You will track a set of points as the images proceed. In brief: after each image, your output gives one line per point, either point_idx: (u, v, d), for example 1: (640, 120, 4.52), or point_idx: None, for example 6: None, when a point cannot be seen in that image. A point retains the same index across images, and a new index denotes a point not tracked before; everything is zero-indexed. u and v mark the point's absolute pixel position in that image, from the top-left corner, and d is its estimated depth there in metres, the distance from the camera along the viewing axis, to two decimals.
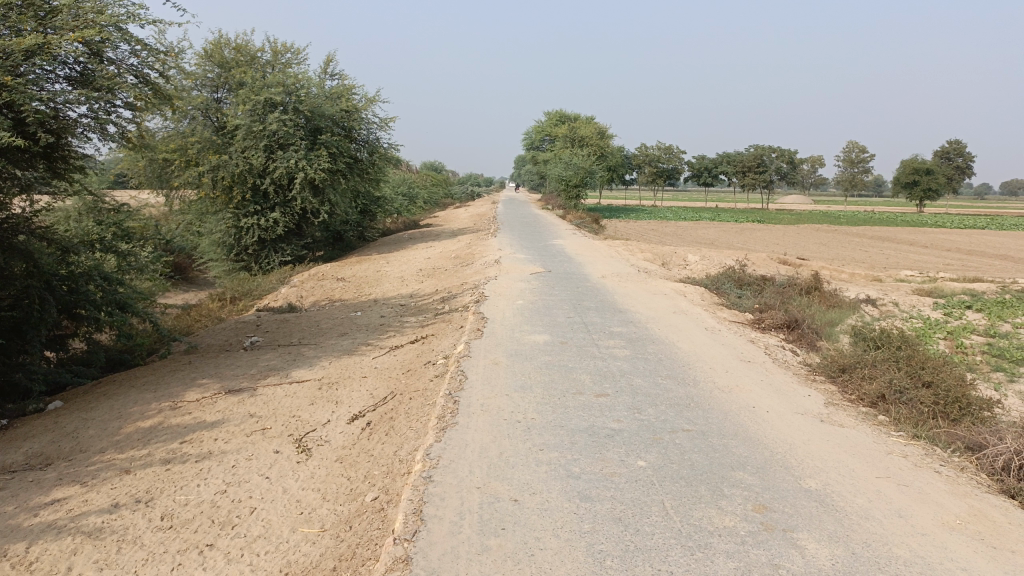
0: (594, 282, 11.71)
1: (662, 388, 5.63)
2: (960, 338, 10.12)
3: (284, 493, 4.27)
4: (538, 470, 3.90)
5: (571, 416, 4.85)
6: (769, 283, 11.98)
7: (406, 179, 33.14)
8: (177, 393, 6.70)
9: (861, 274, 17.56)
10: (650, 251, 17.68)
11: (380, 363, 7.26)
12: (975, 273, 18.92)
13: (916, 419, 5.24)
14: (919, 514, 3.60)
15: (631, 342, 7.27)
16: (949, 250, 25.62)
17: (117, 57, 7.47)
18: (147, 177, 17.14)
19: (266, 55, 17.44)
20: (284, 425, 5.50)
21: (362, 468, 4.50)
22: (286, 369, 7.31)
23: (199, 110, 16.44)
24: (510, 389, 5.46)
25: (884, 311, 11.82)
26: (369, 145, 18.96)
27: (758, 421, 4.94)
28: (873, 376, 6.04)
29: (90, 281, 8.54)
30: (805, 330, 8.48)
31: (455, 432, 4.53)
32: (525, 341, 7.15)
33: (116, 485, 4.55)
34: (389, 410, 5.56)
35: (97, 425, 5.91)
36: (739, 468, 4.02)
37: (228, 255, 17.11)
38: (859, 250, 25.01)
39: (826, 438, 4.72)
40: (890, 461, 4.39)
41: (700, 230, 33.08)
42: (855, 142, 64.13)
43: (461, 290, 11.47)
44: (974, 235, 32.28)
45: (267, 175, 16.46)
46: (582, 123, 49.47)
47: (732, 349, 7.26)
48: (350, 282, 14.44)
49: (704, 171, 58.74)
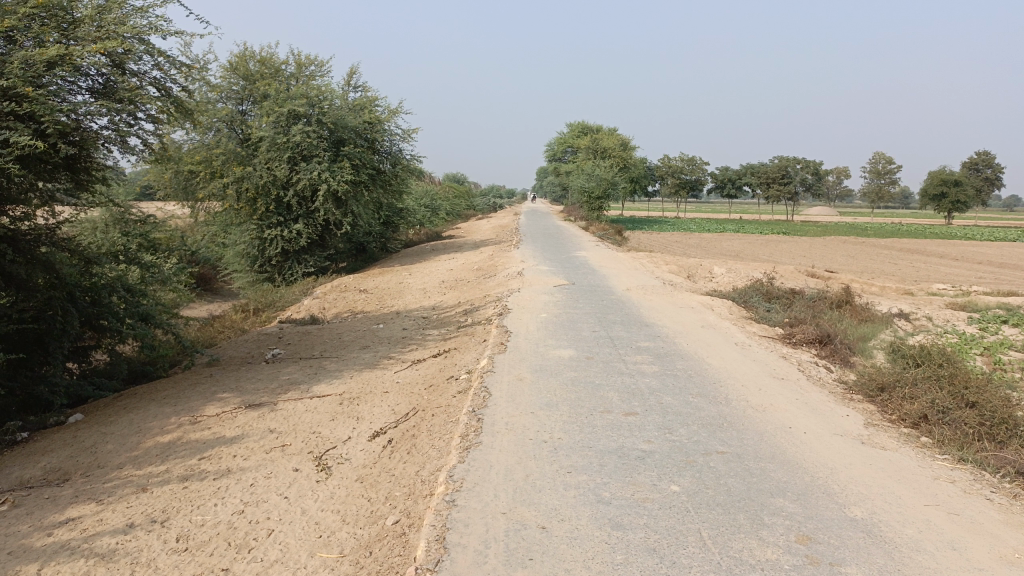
0: (619, 295, 11.52)
1: (693, 406, 5.43)
2: (998, 353, 9.81)
3: (303, 514, 4.13)
4: (566, 495, 3.72)
5: (600, 436, 4.66)
6: (798, 296, 11.70)
7: (429, 191, 33.20)
8: (197, 406, 6.60)
9: (892, 287, 17.18)
10: (674, 263, 17.47)
11: (401, 377, 7.12)
12: (1009, 286, 18.46)
13: (960, 441, 4.99)
14: (973, 546, 3.36)
15: (658, 357, 7.08)
16: (981, 263, 25.06)
17: (139, 68, 7.43)
18: (173, 189, 17.23)
19: (290, 67, 17.53)
20: (303, 442, 5.37)
21: (383, 489, 4.34)
22: (307, 383, 7.20)
23: (224, 122, 16.45)
24: (535, 407, 5.29)
25: (917, 326, 11.51)
26: (392, 156, 18.94)
27: (796, 444, 4.72)
28: (913, 396, 5.80)
29: (113, 292, 8.53)
30: (837, 345, 8.24)
31: (480, 451, 4.37)
32: (550, 355, 6.98)
33: (132, 504, 4.44)
34: (411, 427, 5.42)
35: (116, 439, 5.82)
36: (778, 494, 3.82)
37: (251, 266, 17.11)
38: (888, 262, 24.58)
39: (869, 462, 4.48)
40: (938, 487, 4.15)
41: (723, 241, 32.73)
42: (882, 153, 63.52)
43: (484, 302, 11.35)
44: (1006, 247, 31.59)
45: (291, 187, 16.47)
46: (604, 134, 49.32)
47: (763, 365, 7.03)
48: (372, 294, 14.35)
49: (728, 182, 58.30)
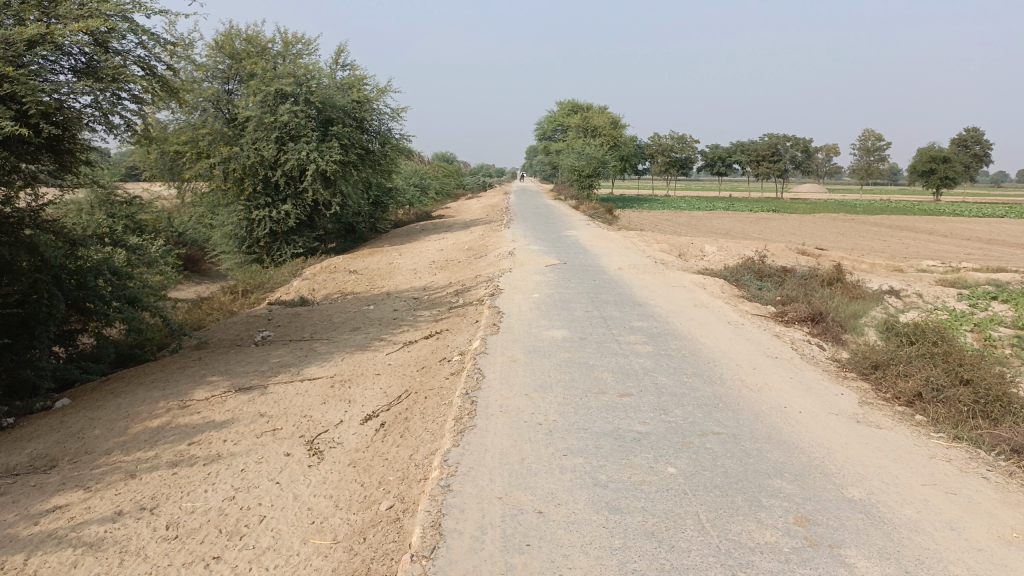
0: (611, 274, 11.46)
1: (688, 387, 5.39)
2: (988, 330, 9.81)
3: (295, 500, 4.07)
4: (562, 478, 3.68)
5: (594, 418, 4.61)
6: (789, 274, 11.67)
7: (418, 170, 32.95)
8: (186, 391, 6.51)
9: (882, 264, 17.19)
10: (666, 241, 17.41)
11: (393, 359, 7.06)
12: (998, 262, 18.49)
13: (955, 419, 4.97)
14: (972, 526, 3.33)
15: (651, 337, 7.04)
16: (970, 239, 25.11)
17: (123, 47, 7.25)
18: (158, 170, 16.98)
19: (277, 45, 17.27)
20: (295, 426, 5.31)
21: (376, 474, 4.29)
22: (297, 366, 7.12)
23: (210, 101, 16.26)
24: (529, 389, 5.23)
25: (907, 303, 11.51)
26: (381, 136, 18.74)
27: (791, 423, 4.69)
28: (908, 374, 5.77)
29: (99, 275, 8.39)
30: (829, 322, 8.21)
31: (474, 435, 4.31)
32: (543, 336, 6.92)
33: (120, 491, 4.36)
34: (403, 410, 5.36)
35: (104, 424, 5.74)
36: (776, 475, 3.78)
37: (239, 248, 16.94)
38: (878, 239, 24.61)
39: (865, 442, 4.45)
40: (935, 466, 4.13)
41: (714, 219, 32.69)
42: (870, 130, 63.56)
43: (475, 283, 11.26)
44: (995, 223, 31.65)
45: (278, 167, 16.27)
46: (594, 112, 49.01)
47: (757, 344, 7.00)
48: (362, 275, 14.24)
49: (718, 160, 58.20)
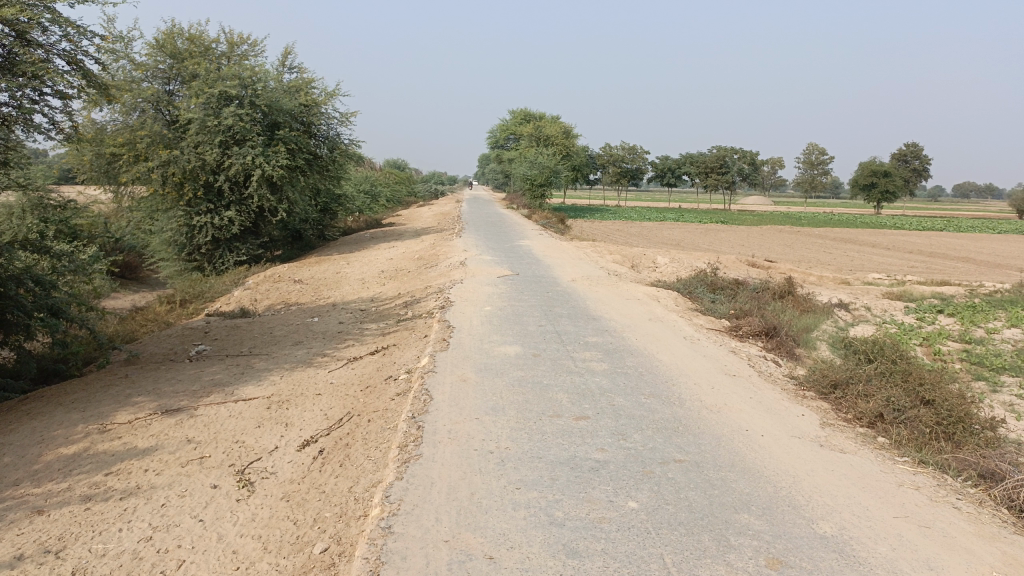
0: (563, 286, 11.21)
1: (646, 408, 5.14)
2: (937, 344, 9.85)
3: (219, 541, 3.68)
4: (514, 516, 3.37)
5: (550, 445, 4.33)
6: (742, 286, 11.55)
7: (368, 177, 32.30)
8: (108, 413, 6.01)
9: (829, 277, 17.37)
10: (618, 252, 17.26)
11: (335, 377, 6.65)
12: (941, 275, 18.83)
13: (918, 441, 4.81)
14: (951, 565, 3.14)
15: (607, 353, 6.79)
16: (912, 252, 25.68)
17: (45, 40, 6.72)
18: (93, 174, 16.10)
19: (221, 46, 16.69)
20: (225, 453, 4.90)
21: (311, 510, 3.90)
22: (232, 386, 6.64)
23: (149, 102, 15.58)
24: (480, 412, 4.91)
25: (857, 316, 11.53)
26: (330, 141, 18.26)
27: (755, 449, 4.47)
28: (869, 394, 5.60)
29: (20, 284, 7.80)
30: (783, 337, 8.04)
31: (420, 465, 3.97)
32: (494, 353, 6.61)
33: (24, 531, 3.90)
34: (344, 435, 4.99)
35: (14, 451, 5.22)
36: (743, 510, 3.54)
37: (179, 255, 16.23)
38: (824, 252, 24.90)
39: (831, 469, 4.25)
40: (903, 495, 3.94)
41: (664, 230, 32.83)
42: (813, 144, 65.15)
43: (425, 295, 10.87)
44: (935, 237, 32.37)
45: (221, 171, 15.68)
46: (547, 121, 48.82)
47: (715, 361, 6.79)
48: (307, 285, 13.72)
49: (668, 171, 58.78)
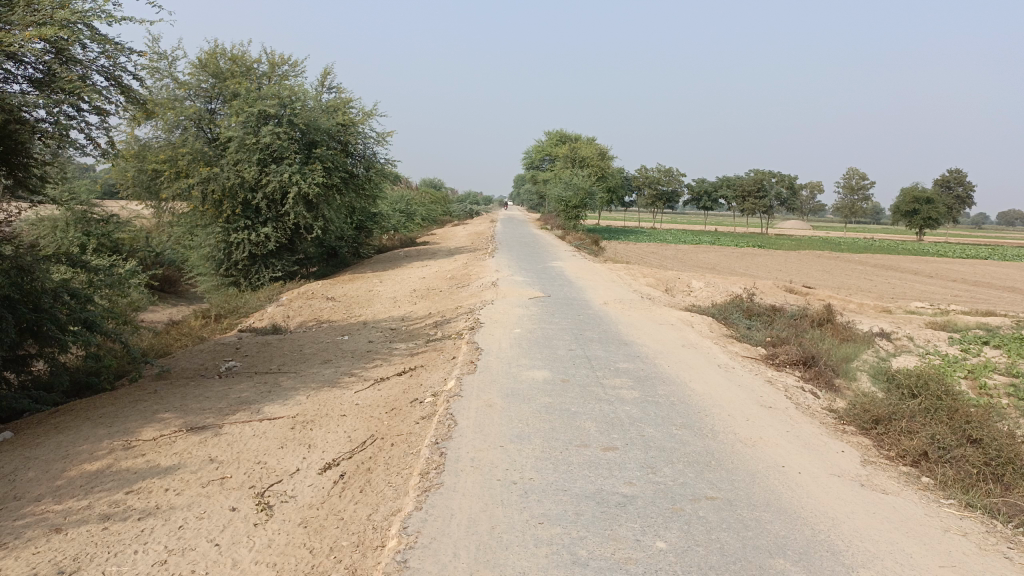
0: (594, 310, 11.04)
1: (677, 441, 4.95)
2: (983, 377, 9.49)
3: (233, 568, 3.60)
4: (536, 553, 3.23)
5: (576, 477, 4.18)
6: (778, 313, 11.27)
7: (404, 196, 32.52)
8: (134, 429, 5.99)
9: (869, 305, 16.95)
10: (652, 275, 17.04)
11: (361, 399, 6.57)
12: (987, 306, 18.27)
13: (965, 482, 4.56)
14: None
15: (638, 381, 6.62)
16: (954, 281, 25.01)
17: (84, 57, 6.84)
18: (136, 190, 16.41)
19: (263, 65, 16.95)
20: (246, 474, 4.83)
21: (328, 538, 3.80)
22: (258, 404, 6.59)
23: (192, 120, 15.85)
24: (505, 439, 4.78)
25: (898, 346, 11.17)
26: (366, 160, 18.39)
27: (792, 487, 4.28)
28: (913, 431, 5.35)
29: (55, 298, 7.82)
30: (822, 367, 7.78)
31: (440, 495, 3.85)
32: (522, 377, 6.48)
33: (40, 550, 3.86)
34: (367, 459, 4.89)
35: (39, 466, 5.21)
36: (779, 555, 3.36)
37: (216, 270, 16.35)
38: (864, 279, 24.36)
39: (873, 511, 4.03)
40: (949, 542, 3.71)
41: (699, 254, 32.50)
42: (854, 169, 64.15)
43: (456, 315, 10.80)
44: (979, 265, 31.55)
45: (259, 189, 15.85)
46: (584, 142, 48.79)
47: (750, 391, 6.58)
48: (339, 302, 13.75)
49: (704, 194, 58.35)
